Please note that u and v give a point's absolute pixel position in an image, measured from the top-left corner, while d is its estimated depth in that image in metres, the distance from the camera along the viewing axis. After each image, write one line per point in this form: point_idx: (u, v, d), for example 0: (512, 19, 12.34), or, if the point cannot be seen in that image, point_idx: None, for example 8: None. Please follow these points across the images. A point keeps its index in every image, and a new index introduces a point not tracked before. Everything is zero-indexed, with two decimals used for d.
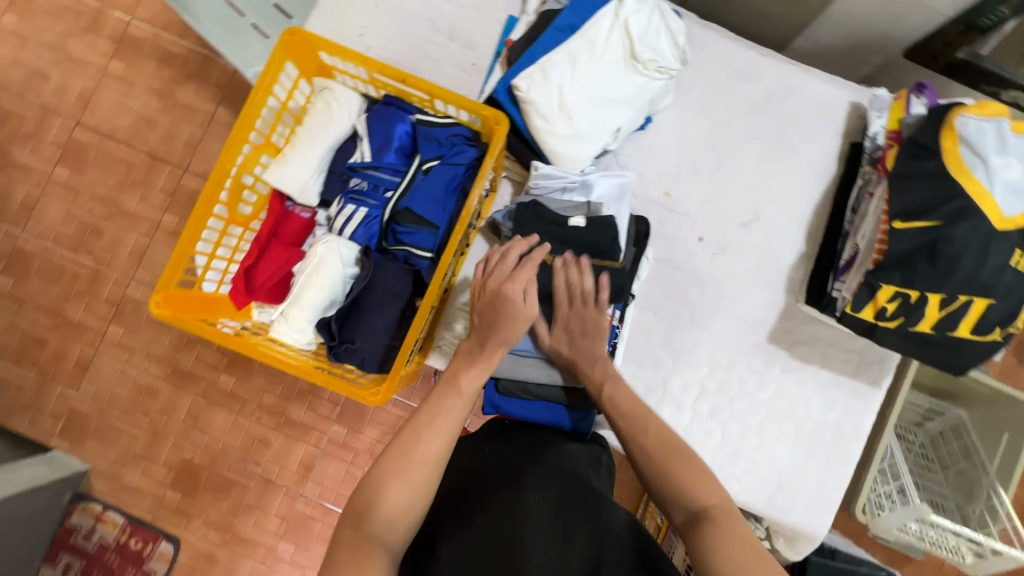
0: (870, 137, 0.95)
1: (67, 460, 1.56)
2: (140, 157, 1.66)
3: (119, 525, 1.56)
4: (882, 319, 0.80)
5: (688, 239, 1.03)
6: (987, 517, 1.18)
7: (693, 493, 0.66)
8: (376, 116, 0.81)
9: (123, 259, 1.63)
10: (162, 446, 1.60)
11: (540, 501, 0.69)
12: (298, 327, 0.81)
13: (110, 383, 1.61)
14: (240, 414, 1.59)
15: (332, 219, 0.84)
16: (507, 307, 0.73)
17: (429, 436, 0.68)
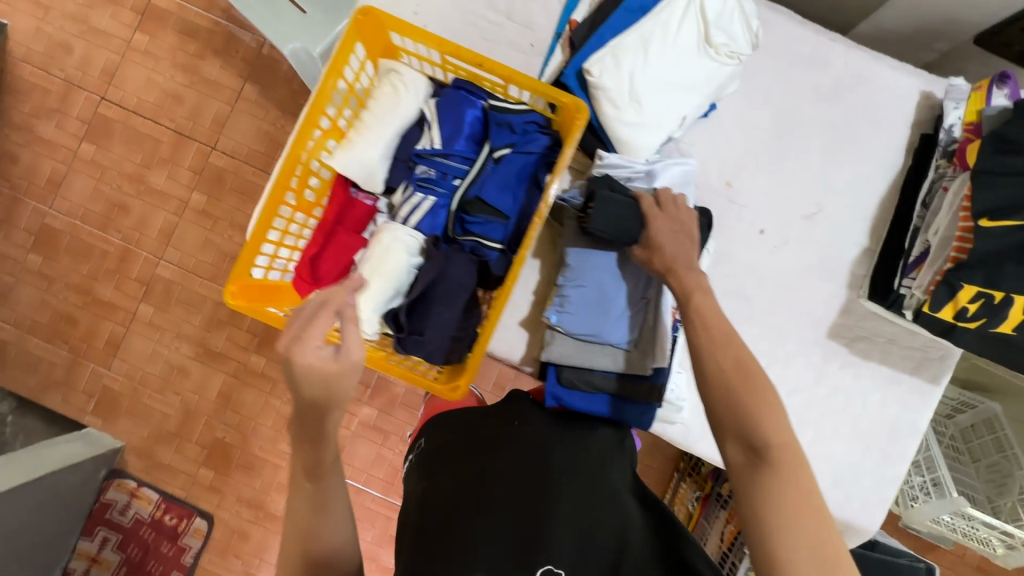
0: (947, 129, 0.92)
1: (101, 437, 1.58)
2: (166, 133, 1.62)
3: (153, 501, 1.58)
4: (961, 319, 0.78)
5: (749, 231, 1.00)
6: (1019, 509, 1.19)
7: (760, 428, 0.63)
8: (446, 102, 0.78)
9: (152, 238, 1.61)
10: (195, 425, 1.60)
11: (568, 503, 0.71)
12: (362, 318, 0.79)
13: (141, 362, 1.61)
14: (271, 394, 1.60)
15: (398, 207, 0.83)
16: (310, 367, 0.58)
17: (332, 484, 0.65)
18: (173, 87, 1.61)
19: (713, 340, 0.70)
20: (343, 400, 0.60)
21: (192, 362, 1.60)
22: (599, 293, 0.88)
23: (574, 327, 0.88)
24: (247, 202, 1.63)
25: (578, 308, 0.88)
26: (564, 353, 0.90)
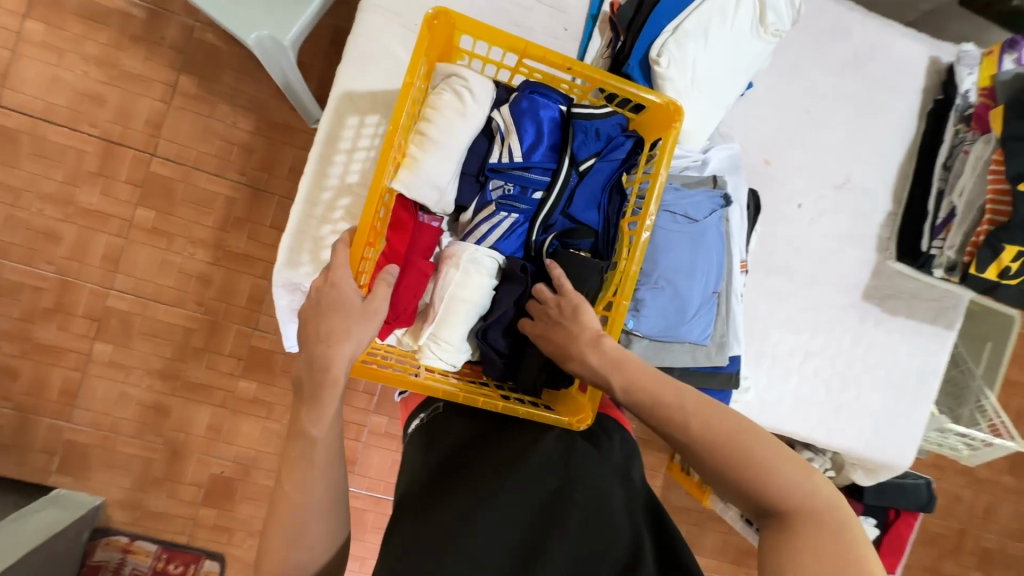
0: (963, 95, 0.98)
1: (76, 496, 1.34)
2: (91, 142, 1.28)
3: (152, 553, 1.40)
4: (1004, 277, 0.86)
5: (787, 206, 1.03)
6: (977, 415, 1.37)
7: (774, 494, 0.53)
8: (521, 108, 0.71)
9: (96, 265, 1.31)
10: (186, 464, 1.41)
11: (582, 520, 0.59)
12: (451, 352, 0.75)
13: (108, 408, 1.36)
14: (269, 419, 1.43)
15: (472, 227, 0.75)
16: (339, 304, 0.63)
17: (318, 464, 0.60)
18: (89, 85, 1.27)
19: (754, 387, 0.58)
20: (356, 342, 0.63)
21: (170, 400, 1.38)
22: (676, 295, 0.85)
23: (652, 331, 0.86)
24: (203, 213, 1.33)
25: (655, 312, 0.85)
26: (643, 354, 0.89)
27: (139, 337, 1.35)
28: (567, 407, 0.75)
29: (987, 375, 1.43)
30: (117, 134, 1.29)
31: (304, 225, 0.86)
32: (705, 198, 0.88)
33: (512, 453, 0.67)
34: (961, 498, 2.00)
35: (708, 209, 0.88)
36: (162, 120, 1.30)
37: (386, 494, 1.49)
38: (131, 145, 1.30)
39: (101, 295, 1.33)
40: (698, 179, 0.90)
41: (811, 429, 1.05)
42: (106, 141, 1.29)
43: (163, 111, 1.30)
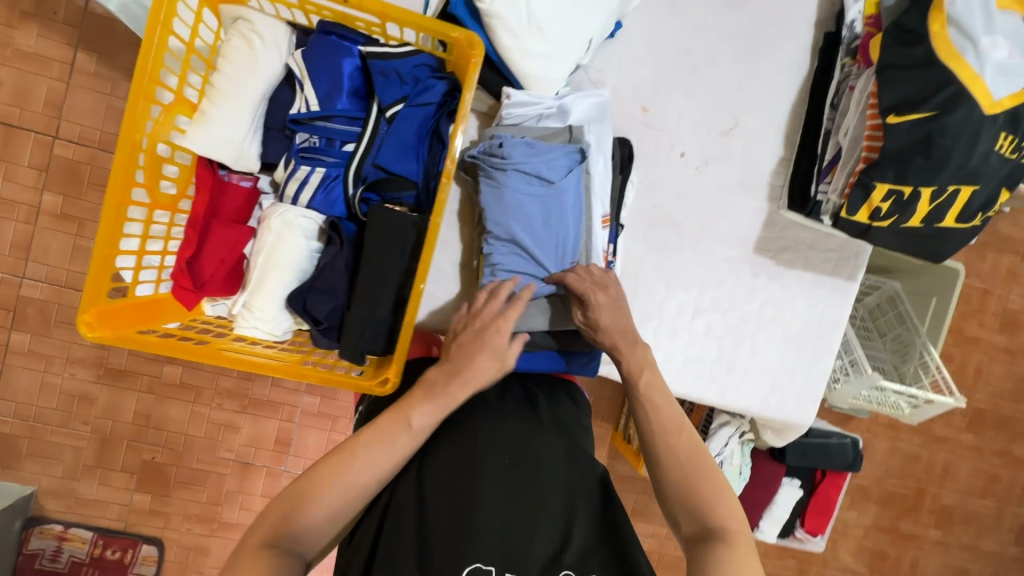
0: (849, 25, 0.91)
1: (5, 488, 1.39)
2: None
3: (88, 539, 1.44)
4: (876, 219, 0.81)
5: (670, 155, 0.97)
6: (920, 372, 1.33)
7: (710, 513, 0.65)
8: (314, 51, 0.65)
9: (7, 254, 1.31)
10: (117, 451, 1.44)
11: (540, 487, 0.68)
12: (268, 318, 0.71)
13: (33, 396, 1.39)
14: (197, 403, 1.45)
15: (283, 185, 0.71)
16: (490, 341, 0.70)
17: (384, 448, 0.64)
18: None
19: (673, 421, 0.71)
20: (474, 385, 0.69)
21: (95, 387, 1.40)
22: (529, 260, 0.82)
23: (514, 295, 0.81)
24: None
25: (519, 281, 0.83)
26: None
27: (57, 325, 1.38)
28: (377, 370, 0.71)
29: (931, 331, 1.38)
30: (16, 117, 1.28)
31: None
32: (560, 154, 0.81)
33: (476, 428, 0.71)
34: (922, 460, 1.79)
35: (564, 166, 0.82)
36: (61, 100, 1.28)
37: None
38: (32, 128, 1.29)
39: (14, 284, 1.34)
40: (554, 133, 0.84)
41: (702, 390, 1.01)
42: (8, 127, 1.28)
43: (62, 91, 1.28)
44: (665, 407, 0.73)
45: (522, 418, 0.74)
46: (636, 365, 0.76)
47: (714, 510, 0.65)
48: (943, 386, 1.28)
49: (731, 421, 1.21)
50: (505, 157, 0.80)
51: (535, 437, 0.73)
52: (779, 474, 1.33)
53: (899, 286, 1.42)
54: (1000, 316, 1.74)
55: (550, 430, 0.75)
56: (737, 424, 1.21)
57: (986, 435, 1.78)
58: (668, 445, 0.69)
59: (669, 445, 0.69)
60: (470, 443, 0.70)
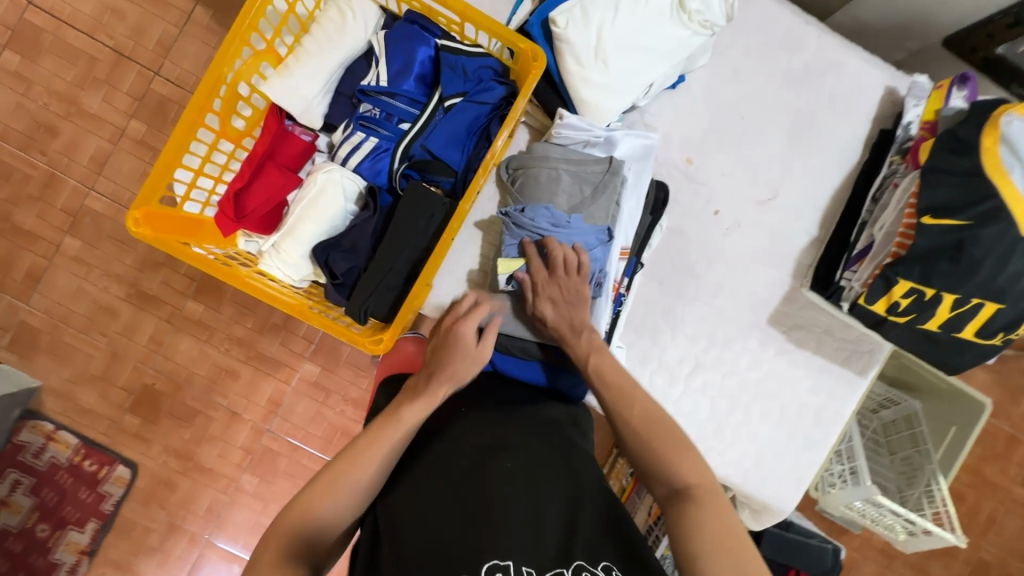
0: (904, 126, 0.93)
1: (16, 375, 1.47)
2: (104, 52, 1.46)
3: (72, 446, 1.50)
4: (893, 313, 0.80)
5: (704, 211, 0.99)
6: (924, 500, 1.27)
7: (677, 471, 0.69)
8: (395, 34, 0.72)
9: (83, 164, 1.47)
10: (123, 368, 1.52)
11: (540, 488, 0.69)
12: (291, 261, 0.75)
13: (65, 298, 1.49)
14: (206, 342, 1.52)
15: (337, 146, 0.76)
16: (460, 348, 0.78)
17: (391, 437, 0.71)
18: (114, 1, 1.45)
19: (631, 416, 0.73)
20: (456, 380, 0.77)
21: (121, 303, 1.50)
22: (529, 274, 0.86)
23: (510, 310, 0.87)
24: None
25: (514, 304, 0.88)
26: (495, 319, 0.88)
27: (106, 239, 1.51)
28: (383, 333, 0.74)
29: (944, 462, 1.30)
30: (128, 49, 1.47)
31: None
32: (587, 232, 0.85)
33: (474, 429, 0.75)
34: None
35: (590, 245, 0.85)
36: (170, 43, 1.46)
37: (301, 442, 1.53)
38: (139, 62, 1.47)
39: (80, 192, 1.48)
40: (589, 208, 0.86)
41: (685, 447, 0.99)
42: (118, 55, 1.46)
43: (174, 35, 1.46)
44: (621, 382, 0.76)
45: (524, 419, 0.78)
46: (584, 351, 0.79)
47: (682, 473, 0.68)
48: (946, 521, 1.21)
49: None
50: (535, 227, 0.84)
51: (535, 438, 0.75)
52: None
53: (919, 407, 1.36)
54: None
55: (546, 433, 0.77)
56: None
57: None
58: (672, 469, 0.69)
59: (677, 473, 0.69)
60: (470, 445, 0.73)
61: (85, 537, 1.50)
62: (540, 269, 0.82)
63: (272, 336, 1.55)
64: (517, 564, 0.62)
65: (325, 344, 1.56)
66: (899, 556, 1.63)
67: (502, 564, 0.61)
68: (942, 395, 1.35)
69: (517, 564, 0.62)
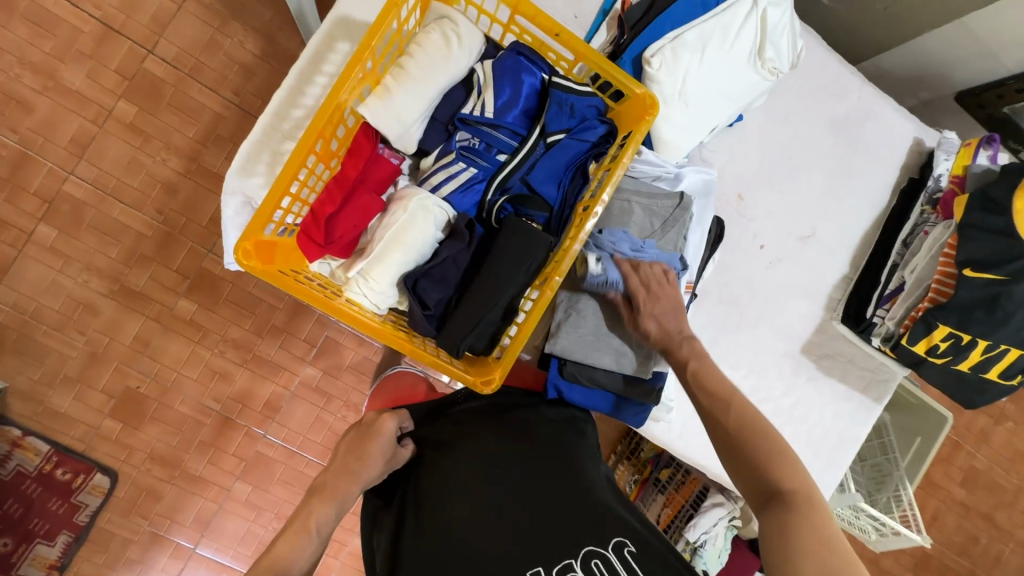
0: (935, 177, 1.01)
1: None
2: (90, 24, 1.32)
3: (42, 453, 1.36)
4: (932, 353, 0.89)
5: (750, 245, 1.04)
6: (892, 503, 1.36)
7: (772, 474, 0.68)
8: (503, 66, 0.70)
9: (61, 146, 1.32)
10: (103, 370, 1.38)
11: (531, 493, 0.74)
12: (379, 289, 0.72)
13: (36, 292, 1.34)
14: (201, 344, 1.42)
15: (430, 173, 0.75)
16: (378, 438, 0.79)
17: (367, 463, 0.78)
18: None
19: (730, 422, 0.73)
20: (379, 465, 0.78)
21: (103, 300, 1.37)
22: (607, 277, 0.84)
23: (582, 342, 0.87)
24: (186, 122, 1.36)
25: (586, 331, 0.88)
26: (568, 347, 0.87)
27: (87, 230, 1.35)
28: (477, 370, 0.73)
29: (909, 467, 1.42)
30: (118, 22, 1.33)
31: (266, 137, 0.84)
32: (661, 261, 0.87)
33: (465, 447, 0.80)
34: None
35: None
36: (168, 20, 1.34)
37: (300, 448, 1.49)
38: (130, 37, 1.34)
39: (58, 176, 1.33)
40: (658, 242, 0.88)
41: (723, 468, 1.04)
42: (106, 27, 1.32)
43: (171, 11, 1.34)
44: (716, 386, 0.77)
45: (528, 425, 0.84)
46: (684, 357, 0.80)
47: (775, 477, 0.67)
48: (912, 522, 1.30)
49: (725, 502, 1.30)
50: (615, 246, 0.84)
51: (539, 440, 0.82)
52: (752, 567, 1.38)
53: (889, 418, 1.49)
54: (964, 471, 1.86)
55: (531, 440, 0.81)
56: (730, 507, 1.29)
57: None
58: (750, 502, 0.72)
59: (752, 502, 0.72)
60: (463, 462, 0.77)
61: (56, 552, 1.38)
62: (638, 291, 0.83)
63: (271, 340, 1.45)
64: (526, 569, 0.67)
65: (330, 349, 1.49)
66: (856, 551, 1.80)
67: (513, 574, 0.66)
68: (911, 408, 1.49)
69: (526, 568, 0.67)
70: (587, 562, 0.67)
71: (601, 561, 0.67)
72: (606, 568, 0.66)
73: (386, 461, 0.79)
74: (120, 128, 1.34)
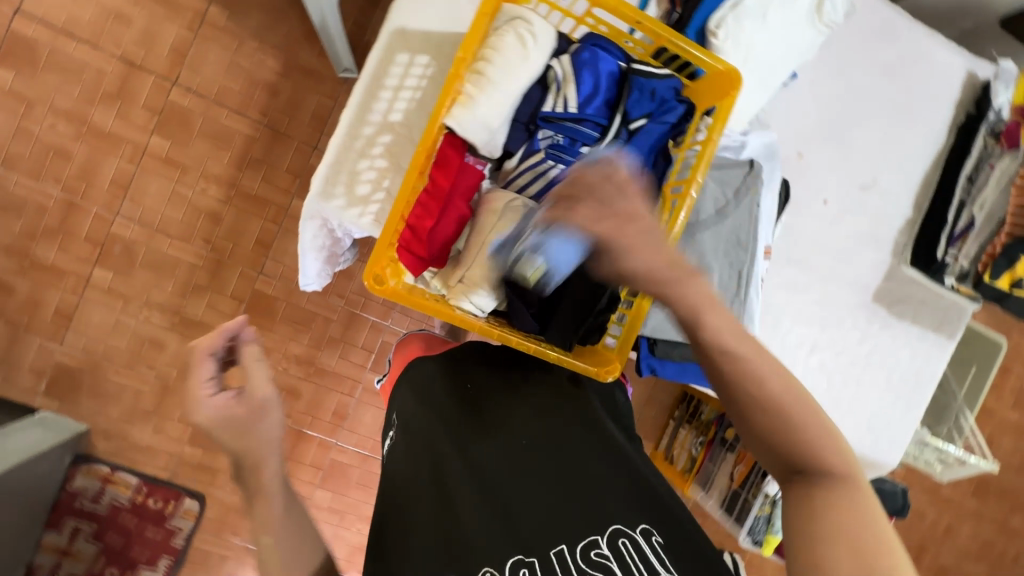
0: (997, 110, 1.02)
1: (61, 421, 1.33)
2: (112, 63, 1.28)
3: (133, 486, 1.40)
4: (1016, 287, 0.92)
5: (814, 201, 1.05)
6: (954, 433, 1.38)
7: (810, 452, 0.58)
8: (582, 61, 0.72)
9: (105, 189, 1.31)
10: (176, 401, 1.41)
11: (556, 466, 0.70)
12: (482, 293, 0.74)
13: (103, 334, 1.35)
14: (264, 363, 1.43)
15: (515, 174, 0.76)
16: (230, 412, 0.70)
17: (263, 440, 0.71)
18: (116, 3, 1.26)
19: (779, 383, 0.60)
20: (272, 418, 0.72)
21: (167, 333, 1.38)
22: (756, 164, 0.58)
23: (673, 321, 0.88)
24: (219, 149, 1.34)
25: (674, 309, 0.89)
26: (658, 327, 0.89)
27: (140, 267, 1.35)
28: (591, 360, 0.77)
29: (969, 395, 1.43)
30: (140, 58, 1.29)
31: (341, 156, 0.86)
32: (743, 228, 0.90)
33: (488, 413, 0.76)
34: (925, 515, 1.87)
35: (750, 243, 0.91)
36: (187, 49, 1.30)
37: (371, 451, 1.52)
38: (153, 71, 1.30)
39: (105, 220, 1.32)
40: (735, 211, 0.90)
41: None
42: (127, 64, 1.28)
43: (190, 40, 1.30)
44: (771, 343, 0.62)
45: (539, 397, 0.77)
46: None
47: (822, 454, 0.57)
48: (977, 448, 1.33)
49: None
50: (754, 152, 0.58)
51: (546, 417, 0.74)
52: None
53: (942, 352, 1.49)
54: (1016, 393, 1.89)
55: (560, 401, 0.76)
56: None
57: (988, 502, 1.92)
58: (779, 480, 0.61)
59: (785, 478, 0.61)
60: (487, 429, 0.74)
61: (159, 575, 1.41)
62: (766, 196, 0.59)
63: (331, 351, 1.47)
64: (541, 554, 0.63)
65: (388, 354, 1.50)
66: (915, 482, 1.85)
67: (526, 559, 0.63)
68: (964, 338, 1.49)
69: (541, 554, 0.63)
70: (616, 540, 0.63)
71: (628, 539, 0.63)
72: (633, 551, 0.62)
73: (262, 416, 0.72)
74: (158, 162, 1.32)
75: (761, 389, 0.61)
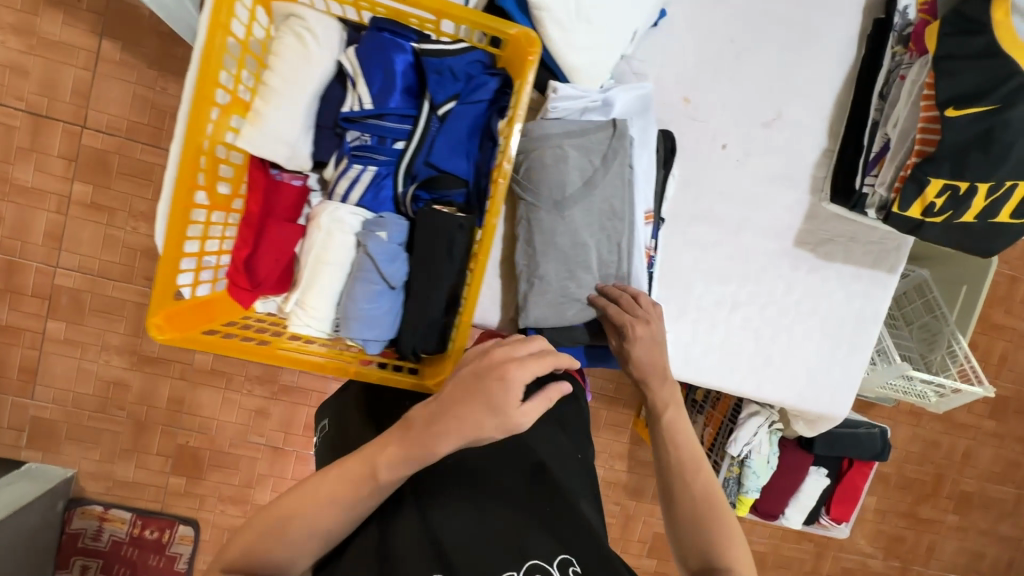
0: (903, 11, 0.89)
1: (48, 469, 1.28)
2: (16, 116, 1.16)
3: (127, 520, 1.33)
4: (929, 214, 0.83)
5: (711, 148, 0.96)
6: (948, 360, 1.19)
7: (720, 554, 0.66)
8: (368, 49, 0.65)
9: (40, 244, 1.20)
10: (152, 435, 1.32)
11: (491, 494, 0.64)
12: (316, 316, 0.69)
13: (69, 383, 1.27)
14: (229, 389, 1.32)
15: (333, 183, 0.71)
16: (495, 390, 0.56)
17: (462, 425, 0.55)
18: (8, 57, 1.14)
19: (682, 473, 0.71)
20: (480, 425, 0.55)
21: (130, 373, 1.28)
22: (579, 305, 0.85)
23: (546, 308, 0.84)
24: (139, 184, 1.21)
25: (551, 292, 0.84)
26: (538, 317, 0.84)
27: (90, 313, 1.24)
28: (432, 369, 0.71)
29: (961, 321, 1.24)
30: (45, 108, 1.16)
31: None
32: (614, 194, 0.82)
33: None
34: (940, 443, 1.71)
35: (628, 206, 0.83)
36: (89, 90, 1.17)
37: None
38: (63, 118, 1.18)
39: (48, 271, 1.22)
40: (603, 181, 0.81)
41: (738, 384, 1.01)
42: (35, 116, 1.16)
43: (89, 81, 1.17)
44: (687, 445, 0.74)
45: None
46: None
47: (726, 552, 0.66)
48: (972, 376, 1.15)
49: (761, 410, 1.24)
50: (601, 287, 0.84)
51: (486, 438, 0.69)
52: (808, 460, 1.33)
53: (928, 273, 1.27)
54: None
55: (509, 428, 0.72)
56: (767, 414, 1.23)
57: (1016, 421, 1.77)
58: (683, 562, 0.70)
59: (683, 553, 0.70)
60: None
61: None
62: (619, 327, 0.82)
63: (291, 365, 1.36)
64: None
65: None
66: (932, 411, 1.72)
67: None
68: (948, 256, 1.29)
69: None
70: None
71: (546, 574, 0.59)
72: None
73: (491, 423, 0.56)
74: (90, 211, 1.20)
75: (676, 464, 0.72)
